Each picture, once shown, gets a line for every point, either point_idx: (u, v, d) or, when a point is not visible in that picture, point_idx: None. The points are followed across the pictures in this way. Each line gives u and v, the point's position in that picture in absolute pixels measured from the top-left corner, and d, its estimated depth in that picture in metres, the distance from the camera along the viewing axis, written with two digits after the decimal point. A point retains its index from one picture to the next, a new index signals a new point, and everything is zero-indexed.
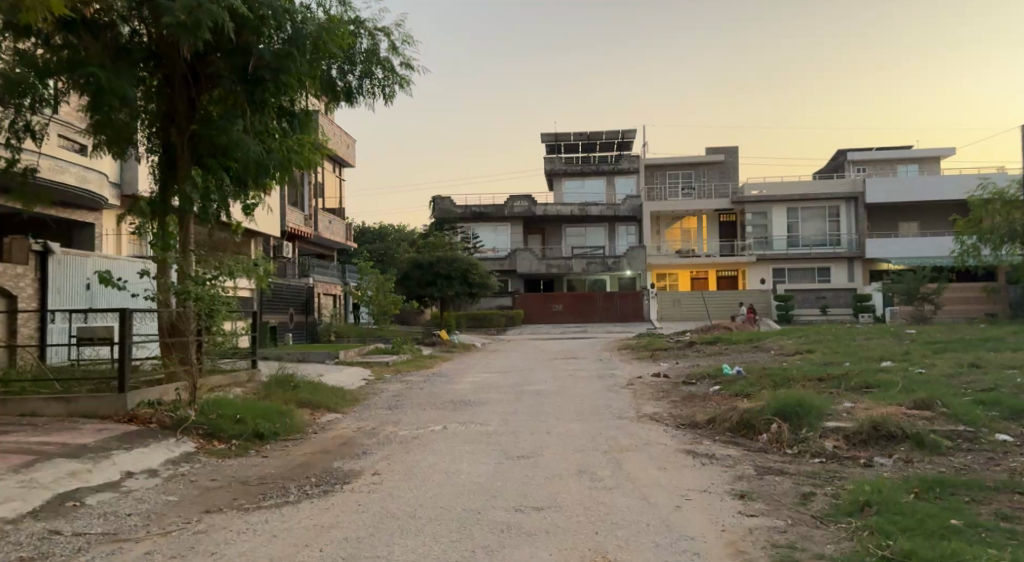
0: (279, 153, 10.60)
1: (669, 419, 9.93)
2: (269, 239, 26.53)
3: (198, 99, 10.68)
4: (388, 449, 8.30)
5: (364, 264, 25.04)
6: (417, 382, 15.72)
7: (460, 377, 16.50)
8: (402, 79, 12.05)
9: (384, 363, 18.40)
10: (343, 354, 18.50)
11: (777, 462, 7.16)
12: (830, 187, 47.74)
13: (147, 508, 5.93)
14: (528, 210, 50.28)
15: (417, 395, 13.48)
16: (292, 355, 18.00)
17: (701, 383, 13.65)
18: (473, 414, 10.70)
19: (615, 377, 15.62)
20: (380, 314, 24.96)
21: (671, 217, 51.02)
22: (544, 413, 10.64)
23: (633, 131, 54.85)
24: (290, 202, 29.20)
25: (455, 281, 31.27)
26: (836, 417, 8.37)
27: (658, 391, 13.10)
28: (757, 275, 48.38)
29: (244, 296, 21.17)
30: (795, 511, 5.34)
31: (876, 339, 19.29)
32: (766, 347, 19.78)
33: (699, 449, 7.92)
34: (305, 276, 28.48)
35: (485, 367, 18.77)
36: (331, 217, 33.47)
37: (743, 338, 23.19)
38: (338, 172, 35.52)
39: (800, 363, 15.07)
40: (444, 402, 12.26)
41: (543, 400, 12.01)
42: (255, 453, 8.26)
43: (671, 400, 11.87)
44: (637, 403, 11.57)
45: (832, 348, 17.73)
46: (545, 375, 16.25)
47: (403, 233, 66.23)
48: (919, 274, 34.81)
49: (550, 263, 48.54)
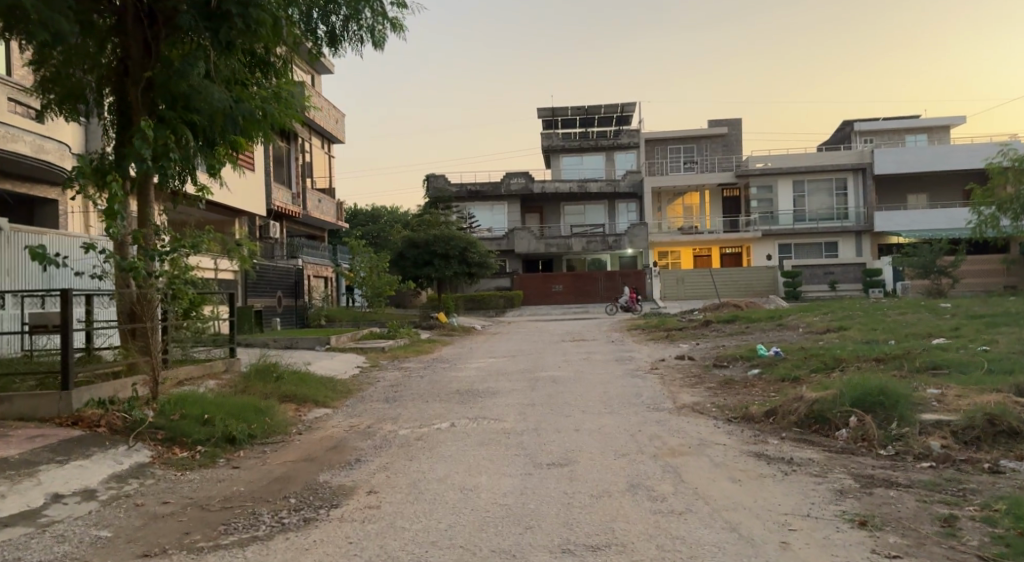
0: (248, 102, 8.93)
1: (715, 410, 8.51)
2: (255, 218, 24.97)
3: (156, 44, 8.99)
4: (388, 455, 6.81)
5: (355, 243, 23.46)
6: (417, 369, 14.21)
7: (463, 362, 15.01)
8: (393, 22, 10.45)
9: (380, 349, 16.88)
10: (334, 340, 16.96)
11: (875, 468, 5.72)
12: (835, 159, 46.19)
13: (64, 551, 4.38)
14: (525, 187, 48.67)
15: (418, 385, 11.98)
16: (278, 341, 16.46)
17: (734, 367, 12.18)
18: (484, 407, 9.26)
19: (635, 360, 14.17)
20: (375, 296, 23.38)
21: (672, 193, 49.48)
22: (567, 404, 9.19)
23: (631, 105, 52.96)
24: (275, 179, 27.53)
25: (453, 261, 29.73)
26: (928, 407, 6.96)
27: (689, 375, 11.67)
28: (763, 252, 47.06)
29: (226, 279, 19.55)
30: (952, 550, 3.88)
31: (911, 313, 17.87)
32: (791, 325, 18.35)
33: (769, 450, 6.47)
34: (294, 258, 26.93)
35: (490, 352, 17.27)
36: (321, 196, 31.80)
37: (764, 315, 21.76)
38: (326, 148, 33.72)
39: (840, 341, 13.64)
40: (449, 393, 10.77)
41: (562, 389, 10.56)
42: (224, 463, 6.73)
43: (708, 386, 10.43)
44: (670, 390, 10.14)
45: (866, 324, 16.30)
46: (557, 360, 14.75)
47: (396, 215, 64.46)
48: (936, 247, 33.27)
49: (550, 242, 46.99)
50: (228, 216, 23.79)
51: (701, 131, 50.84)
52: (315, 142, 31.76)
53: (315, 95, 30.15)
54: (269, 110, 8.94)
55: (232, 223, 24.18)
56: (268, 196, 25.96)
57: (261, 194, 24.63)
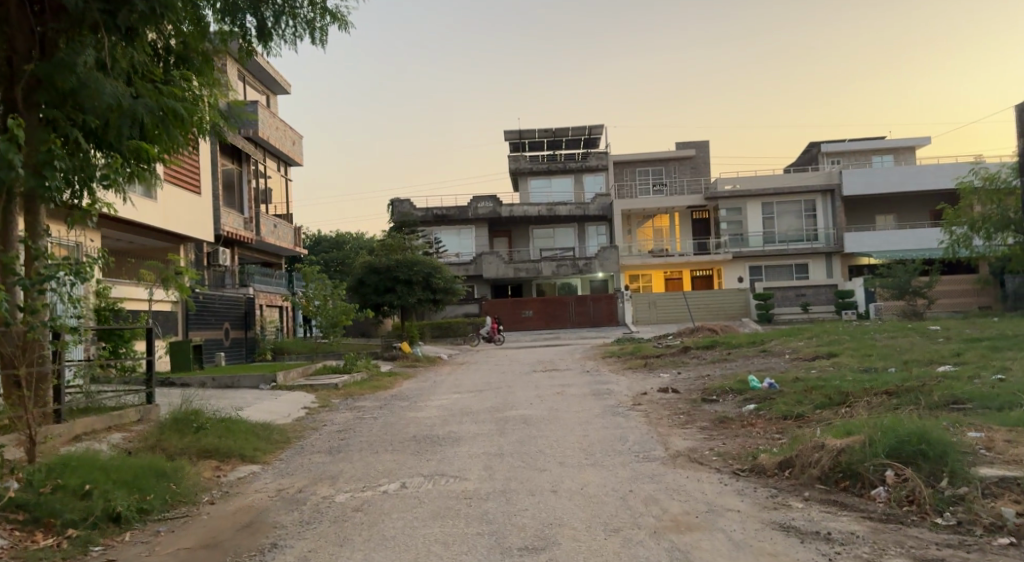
0: (152, 99, 7.34)
1: (716, 459, 7.20)
2: (202, 244, 23.52)
3: (43, 32, 7.45)
4: (314, 537, 5.31)
5: (308, 269, 21.90)
6: (371, 409, 12.69)
7: (424, 399, 13.54)
8: (338, 18, 9.16)
9: (332, 385, 15.29)
10: (281, 377, 15.32)
11: (941, 547, 4.42)
12: (804, 180, 45.92)
13: None
14: (492, 211, 47.47)
15: (370, 429, 10.49)
16: (217, 380, 14.86)
17: (726, 401, 10.92)
18: (443, 460, 7.80)
19: (613, 394, 12.84)
20: (330, 327, 21.70)
21: (641, 215, 48.85)
22: (541, 454, 7.80)
23: (599, 127, 52.30)
24: (225, 204, 25.95)
25: (417, 287, 28.28)
26: (981, 456, 5.74)
27: (677, 413, 10.39)
28: (734, 274, 46.34)
29: (162, 312, 17.86)
30: None
31: (901, 337, 16.92)
32: (777, 350, 17.23)
33: (797, 521, 5.13)
34: (245, 286, 25.55)
35: (455, 386, 15.78)
36: (276, 221, 30.14)
37: (746, 340, 20.69)
38: (282, 170, 32.19)
39: (836, 370, 12.48)
40: (404, 440, 9.27)
41: (535, 432, 9.18)
42: (97, 554, 5.18)
43: (701, 427, 9.15)
44: (659, 432, 8.83)
45: (859, 350, 15.23)
46: (528, 395, 13.32)
47: (361, 240, 62.73)
48: (909, 267, 32.80)
49: (518, 266, 45.84)
50: (173, 242, 22.40)
51: (670, 154, 50.40)
52: (269, 164, 30.23)
53: (269, 115, 28.68)
54: (178, 109, 7.39)
55: (177, 249, 22.61)
56: (217, 222, 24.48)
57: (207, 219, 23.24)
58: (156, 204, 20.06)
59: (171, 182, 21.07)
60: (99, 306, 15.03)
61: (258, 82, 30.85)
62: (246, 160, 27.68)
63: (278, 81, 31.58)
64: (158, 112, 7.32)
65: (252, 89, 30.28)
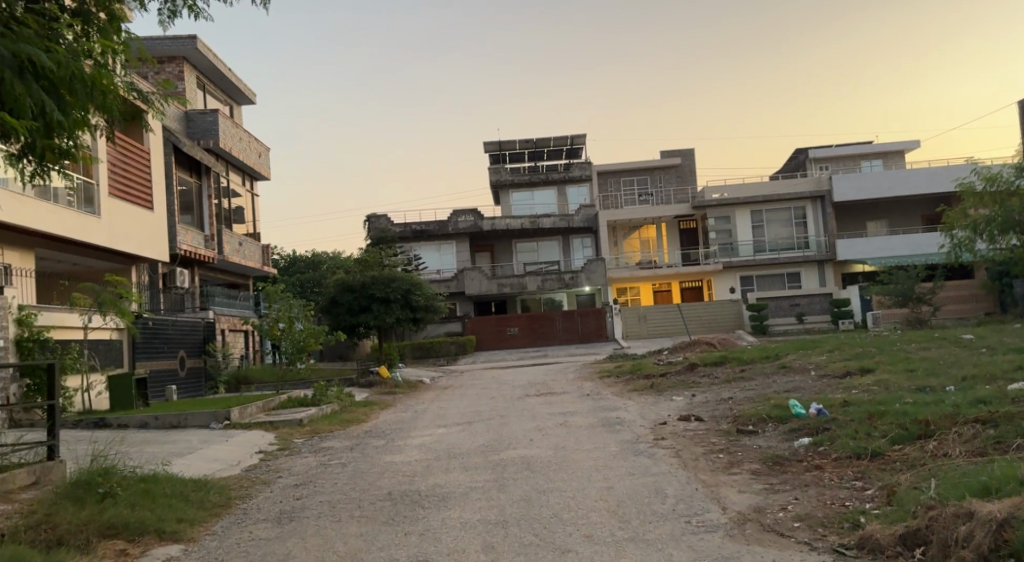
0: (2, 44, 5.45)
1: (802, 529, 5.25)
2: (157, 264, 21.57)
3: None
4: None
5: (270, 287, 19.72)
6: (341, 451, 10.66)
7: (405, 437, 11.52)
8: None
9: (296, 420, 13.19)
10: (236, 414, 13.21)
11: None
12: (794, 187, 44.60)
13: None
14: (473, 225, 45.58)
15: (337, 481, 8.45)
16: (159, 419, 12.74)
17: (767, 434, 9.04)
18: (426, 533, 5.79)
19: (625, 424, 10.89)
20: (297, 352, 19.62)
21: (627, 227, 47.33)
22: (557, 522, 5.81)
23: (581, 137, 50.79)
24: (182, 220, 23.84)
25: (396, 305, 26.18)
26: None
27: (714, 450, 8.47)
28: (725, 285, 45.06)
29: (106, 340, 15.73)
30: None
31: (937, 348, 15.19)
32: (799, 366, 15.44)
33: None
34: (205, 308, 23.61)
35: (438, 417, 13.71)
36: (242, 238, 27.98)
37: (758, 355, 18.87)
38: (248, 184, 30.10)
39: (887, 390, 10.68)
40: (376, 499, 7.22)
41: (544, 484, 7.20)
42: None
43: (751, 472, 7.22)
44: (705, 482, 6.87)
45: (897, 364, 13.50)
46: (525, 428, 11.29)
47: (338, 259, 60.43)
48: (912, 273, 31.51)
49: (502, 282, 44.03)
50: (124, 263, 20.42)
51: (654, 163, 49.00)
52: (232, 177, 28.13)
53: (232, 125, 26.64)
54: (42, 56, 5.47)
55: (128, 271, 20.57)
56: (173, 240, 22.46)
57: (161, 237, 21.25)
58: (99, 221, 18.09)
59: (118, 196, 19.14)
60: (20, 337, 12.83)
61: (220, 91, 28.88)
62: (206, 173, 25.59)
63: (241, 90, 29.66)
64: (12, 60, 5.42)
65: (213, 98, 28.26)
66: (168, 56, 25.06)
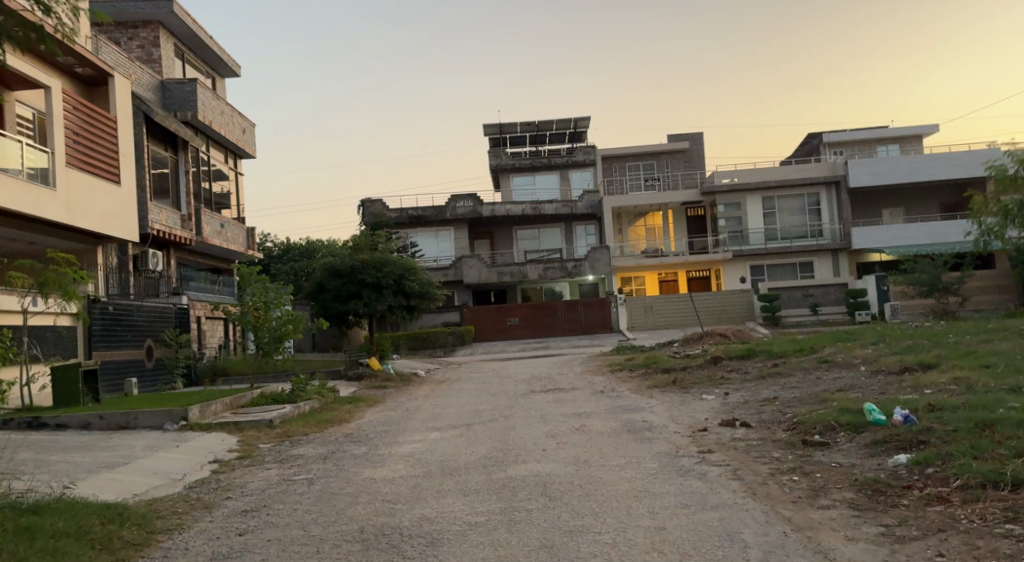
0: None
1: None
2: (127, 246, 19.69)
3: None
4: None
5: (245, 271, 17.80)
6: (311, 461, 8.76)
7: (391, 443, 9.60)
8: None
9: (265, 421, 11.27)
10: (195, 414, 11.31)
11: None
12: (807, 172, 42.66)
13: None
14: (472, 210, 43.65)
15: (296, 508, 6.55)
16: (105, 419, 10.87)
17: (847, 448, 7.15)
18: None
19: (658, 431, 9.00)
20: (274, 342, 17.75)
21: (633, 213, 45.48)
22: None
23: (585, 121, 48.83)
24: (156, 198, 21.91)
25: (387, 292, 24.26)
26: None
27: (783, 469, 6.59)
28: (735, 274, 42.88)
29: (46, 328, 13.76)
30: None
31: (1002, 341, 13.31)
32: (843, 360, 13.63)
33: None
34: (179, 293, 21.74)
35: (433, 418, 11.82)
36: (224, 219, 25.99)
37: (790, 347, 17.01)
38: (232, 162, 28.14)
39: (978, 391, 8.77)
40: (344, 539, 5.33)
41: (571, 521, 5.28)
42: None
43: (853, 507, 5.32)
44: (797, 523, 4.96)
45: (966, 358, 11.64)
46: (535, 434, 9.42)
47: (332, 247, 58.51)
48: (938, 260, 29.78)
49: (501, 270, 42.07)
50: (87, 243, 18.49)
51: (661, 147, 47.07)
52: (215, 154, 26.19)
53: (213, 97, 24.69)
54: None
55: (92, 252, 18.67)
56: (143, 219, 20.52)
57: (130, 215, 19.32)
58: (54, 193, 16.13)
59: (77, 167, 17.16)
60: None
61: (202, 61, 26.92)
62: (183, 147, 23.65)
63: (225, 61, 27.71)
64: None
65: (195, 68, 26.34)
66: (143, 20, 23.08)
